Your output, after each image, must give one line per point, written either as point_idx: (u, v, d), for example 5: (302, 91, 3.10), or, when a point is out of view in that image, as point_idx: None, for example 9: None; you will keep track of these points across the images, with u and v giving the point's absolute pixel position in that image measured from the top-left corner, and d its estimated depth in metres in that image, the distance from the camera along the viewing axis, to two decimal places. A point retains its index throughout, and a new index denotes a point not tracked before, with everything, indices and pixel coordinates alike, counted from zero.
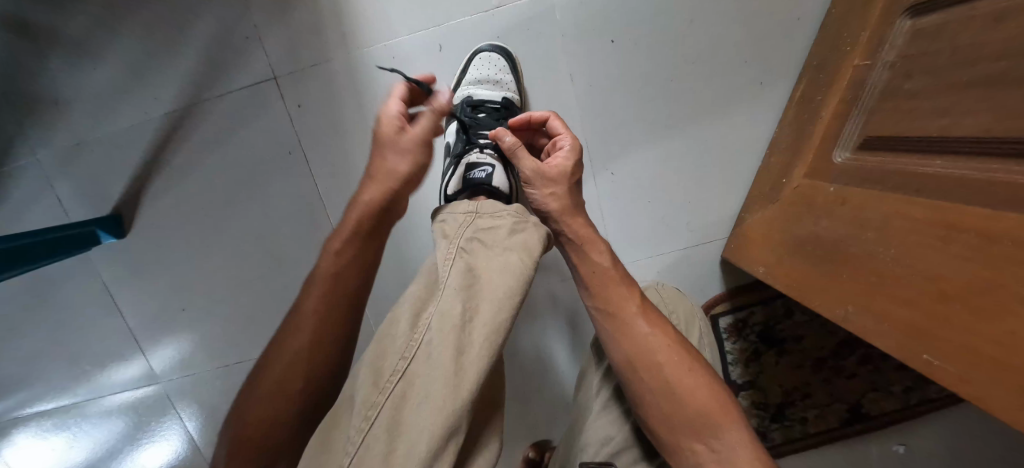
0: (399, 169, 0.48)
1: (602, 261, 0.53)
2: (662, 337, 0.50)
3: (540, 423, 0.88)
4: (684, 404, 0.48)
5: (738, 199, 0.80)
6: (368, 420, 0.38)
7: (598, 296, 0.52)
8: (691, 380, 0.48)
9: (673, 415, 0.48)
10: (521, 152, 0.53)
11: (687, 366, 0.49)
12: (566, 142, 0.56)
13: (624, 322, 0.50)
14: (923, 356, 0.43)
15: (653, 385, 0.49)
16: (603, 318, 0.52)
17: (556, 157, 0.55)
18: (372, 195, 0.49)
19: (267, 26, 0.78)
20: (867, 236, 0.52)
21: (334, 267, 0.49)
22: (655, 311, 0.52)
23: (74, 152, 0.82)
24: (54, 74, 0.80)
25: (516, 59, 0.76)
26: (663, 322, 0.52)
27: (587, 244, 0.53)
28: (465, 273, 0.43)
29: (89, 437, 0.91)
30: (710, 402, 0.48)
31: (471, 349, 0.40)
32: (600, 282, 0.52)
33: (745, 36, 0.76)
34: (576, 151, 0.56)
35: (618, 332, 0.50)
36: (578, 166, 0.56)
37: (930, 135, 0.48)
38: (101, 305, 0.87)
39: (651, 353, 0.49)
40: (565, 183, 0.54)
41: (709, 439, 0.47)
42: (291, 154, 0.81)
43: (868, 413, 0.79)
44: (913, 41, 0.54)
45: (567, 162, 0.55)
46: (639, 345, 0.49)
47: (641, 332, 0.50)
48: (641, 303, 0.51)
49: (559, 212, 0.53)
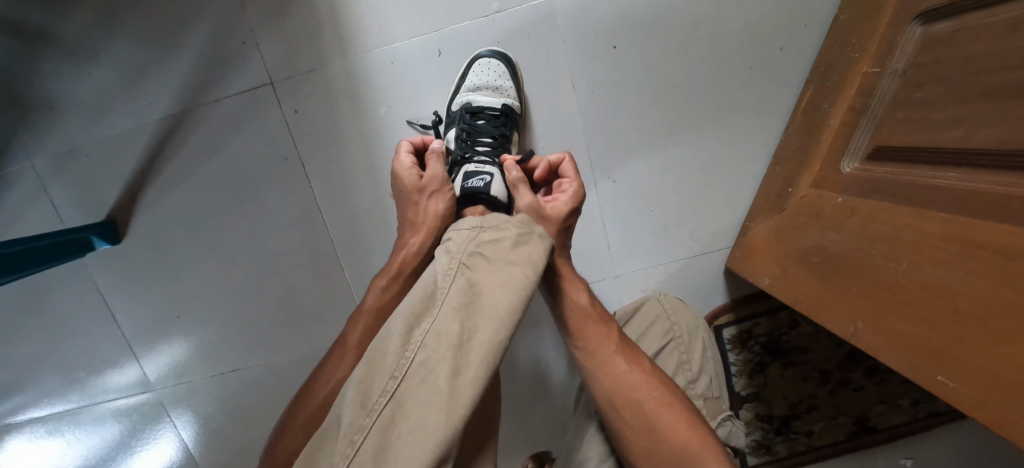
0: (436, 210, 0.57)
1: (581, 296, 0.53)
2: (639, 373, 0.49)
3: (540, 433, 0.86)
4: (664, 441, 0.47)
5: (743, 207, 0.78)
6: (353, 445, 0.36)
7: (576, 333, 0.52)
8: (670, 420, 0.47)
9: (653, 452, 0.47)
10: (522, 187, 0.57)
11: (667, 402, 0.48)
12: (570, 188, 0.59)
13: (603, 360, 0.50)
14: (938, 377, 0.41)
15: (633, 422, 0.48)
16: (582, 355, 0.52)
17: (556, 200, 0.58)
18: (418, 240, 0.57)
19: (264, 30, 0.77)
20: (878, 249, 0.50)
21: (379, 303, 0.56)
22: (632, 347, 0.51)
23: (67, 158, 0.81)
24: (49, 79, 0.80)
25: (516, 65, 0.75)
26: (641, 357, 0.51)
27: (567, 282, 0.54)
28: (465, 290, 0.43)
29: (82, 445, 0.89)
30: (690, 437, 0.46)
31: (468, 370, 0.38)
32: (578, 320, 0.52)
33: (751, 43, 0.75)
34: (576, 198, 0.58)
35: (597, 367, 0.50)
36: (575, 212, 0.58)
37: (945, 146, 0.46)
38: (95, 312, 0.86)
39: (629, 389, 0.49)
40: (554, 227, 0.56)
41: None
42: (287, 161, 0.80)
43: (875, 426, 0.77)
44: (924, 49, 0.52)
45: (566, 207, 0.58)
46: (616, 384, 0.49)
47: (619, 371, 0.49)
48: (619, 341, 0.51)
49: None
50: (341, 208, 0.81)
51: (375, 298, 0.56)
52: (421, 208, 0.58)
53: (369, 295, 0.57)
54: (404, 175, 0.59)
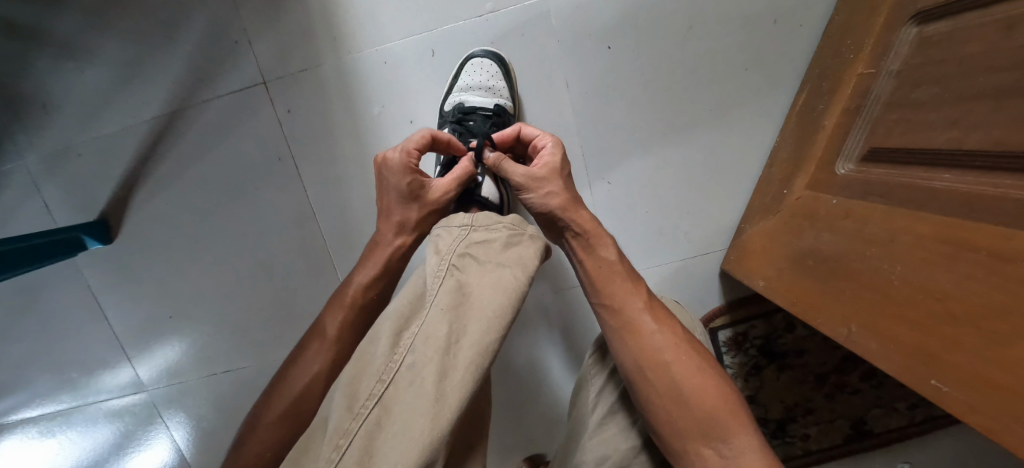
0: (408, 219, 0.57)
1: (609, 255, 0.54)
2: (669, 336, 0.49)
3: (536, 436, 0.86)
4: (690, 407, 0.46)
5: (738, 211, 0.78)
6: (339, 449, 0.36)
7: (603, 291, 0.53)
8: (699, 380, 0.47)
9: (674, 420, 0.46)
10: (507, 163, 0.57)
11: (697, 366, 0.48)
12: (548, 141, 0.58)
13: (631, 318, 0.50)
14: (931, 382, 0.41)
15: (655, 391, 0.47)
16: (610, 314, 0.51)
17: (542, 157, 0.57)
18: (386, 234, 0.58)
19: (257, 30, 0.76)
20: (872, 251, 0.50)
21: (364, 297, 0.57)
22: (662, 307, 0.52)
23: (60, 157, 0.81)
24: (41, 78, 0.79)
25: (509, 64, 0.75)
26: (671, 318, 0.51)
27: (594, 239, 0.54)
28: (454, 292, 0.42)
29: (75, 446, 0.89)
30: (717, 405, 0.47)
31: (455, 373, 0.39)
32: (606, 276, 0.53)
33: (746, 43, 0.74)
34: (557, 146, 0.58)
35: (621, 331, 0.50)
36: (564, 161, 0.58)
37: (939, 147, 0.46)
38: (88, 312, 0.86)
39: (656, 352, 0.48)
40: (558, 181, 0.56)
41: (715, 443, 0.46)
42: (280, 160, 0.79)
43: (872, 430, 0.77)
44: (919, 49, 0.52)
45: (554, 158, 0.57)
46: (639, 353, 0.48)
47: (648, 328, 0.49)
48: (647, 300, 0.52)
49: (560, 208, 0.54)
50: (333, 209, 0.80)
51: (357, 293, 0.57)
52: (411, 213, 0.57)
53: (352, 286, 0.57)
54: (403, 181, 0.55)
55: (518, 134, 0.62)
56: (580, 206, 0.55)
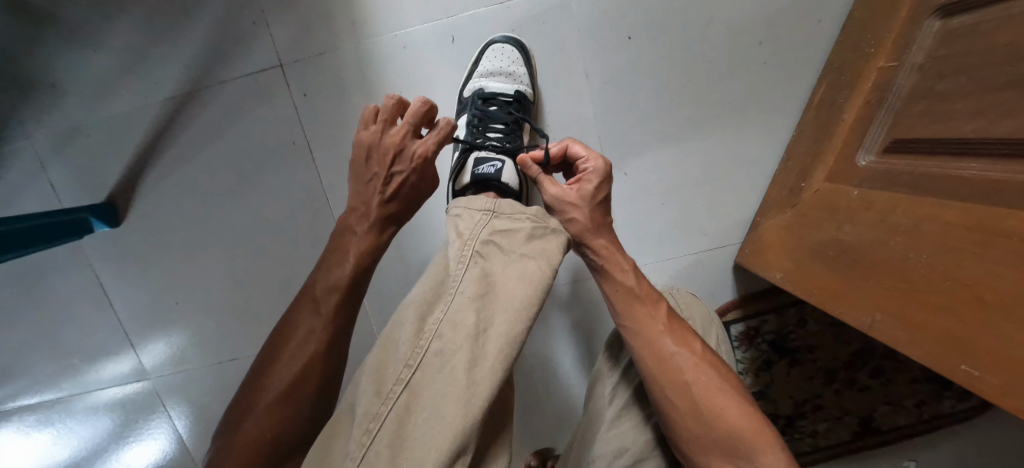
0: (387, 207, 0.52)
1: (626, 280, 0.54)
2: (692, 357, 0.50)
3: (544, 429, 0.85)
4: (712, 427, 0.47)
5: (753, 204, 0.78)
6: (370, 433, 0.36)
7: (623, 316, 0.53)
8: (723, 402, 0.48)
9: (701, 437, 0.47)
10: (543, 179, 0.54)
11: (719, 385, 0.49)
12: (592, 164, 0.55)
13: (649, 341, 0.50)
14: (961, 366, 0.40)
15: (681, 405, 0.48)
16: (628, 334, 0.52)
17: (579, 178, 0.55)
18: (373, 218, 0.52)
19: (275, 12, 0.76)
20: (897, 241, 0.50)
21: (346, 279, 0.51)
22: (680, 324, 0.52)
23: (69, 138, 0.80)
24: (51, 57, 0.78)
25: (529, 51, 0.74)
26: (691, 338, 0.51)
27: (610, 265, 0.54)
28: (480, 281, 0.42)
29: (73, 435, 0.87)
30: (739, 424, 0.47)
31: (485, 362, 0.38)
32: (623, 303, 0.53)
33: (766, 37, 0.74)
34: (600, 173, 0.54)
35: (640, 332, 0.51)
36: (603, 187, 0.55)
37: (966, 136, 0.46)
38: (91, 297, 0.84)
39: (680, 374, 0.49)
40: (587, 207, 0.54)
41: (741, 461, 0.46)
42: (295, 144, 0.78)
43: (879, 427, 0.77)
44: (943, 42, 0.52)
45: (590, 184, 0.54)
46: (666, 366, 0.49)
47: (668, 351, 0.49)
48: (668, 322, 0.51)
49: (578, 235, 0.54)
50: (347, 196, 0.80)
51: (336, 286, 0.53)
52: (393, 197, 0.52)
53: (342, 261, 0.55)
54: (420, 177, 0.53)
55: (564, 149, 0.57)
56: (601, 231, 0.54)
